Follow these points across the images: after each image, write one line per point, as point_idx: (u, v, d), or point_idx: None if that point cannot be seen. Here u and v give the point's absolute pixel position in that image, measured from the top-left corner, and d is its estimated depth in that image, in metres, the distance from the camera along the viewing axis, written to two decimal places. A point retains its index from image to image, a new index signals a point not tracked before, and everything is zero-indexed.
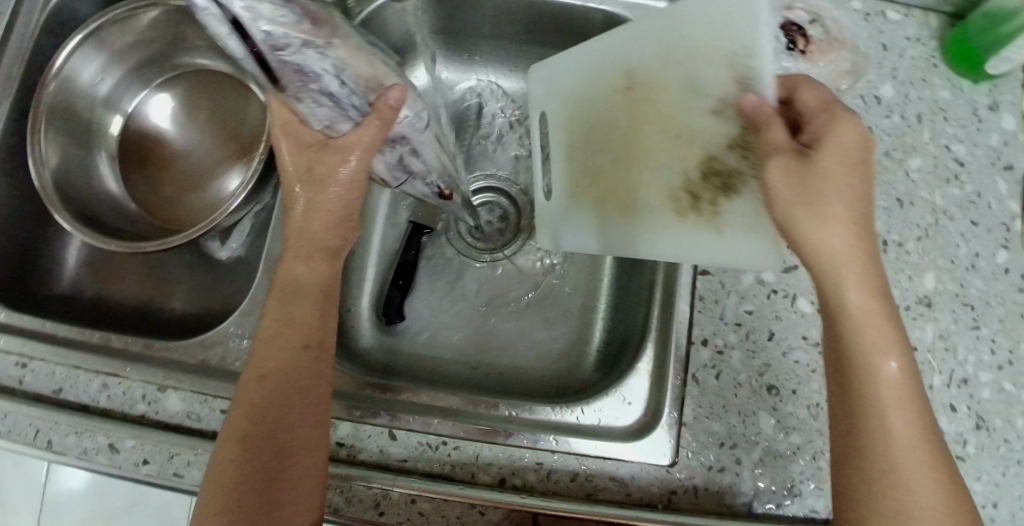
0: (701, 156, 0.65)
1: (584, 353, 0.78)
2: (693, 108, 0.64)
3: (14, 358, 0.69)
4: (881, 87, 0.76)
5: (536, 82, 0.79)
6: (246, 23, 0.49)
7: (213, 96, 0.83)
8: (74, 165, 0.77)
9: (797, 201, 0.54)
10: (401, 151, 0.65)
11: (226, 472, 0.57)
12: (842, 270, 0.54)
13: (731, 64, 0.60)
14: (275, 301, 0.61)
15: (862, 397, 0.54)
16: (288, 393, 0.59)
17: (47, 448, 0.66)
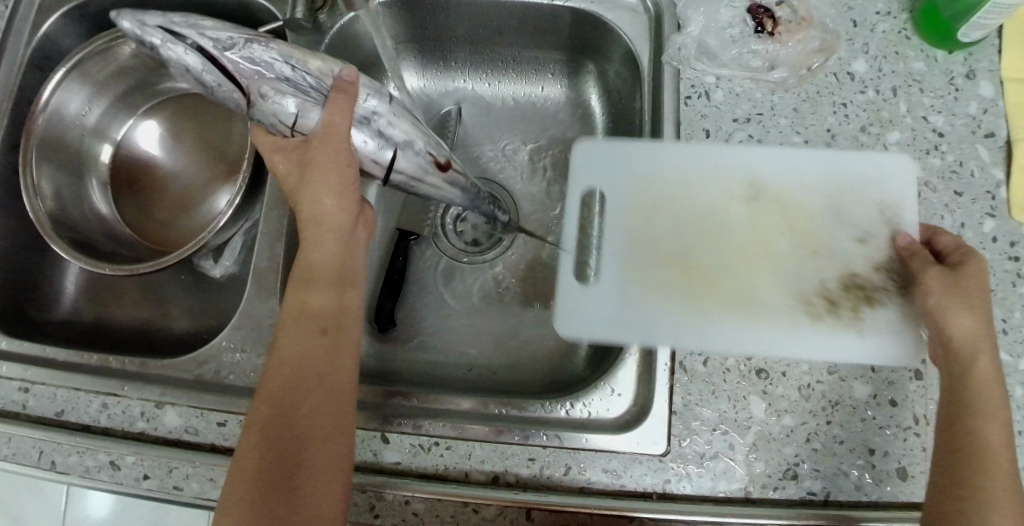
0: (842, 271, 0.69)
1: (575, 346, 0.77)
2: (836, 232, 0.70)
3: (17, 383, 0.72)
4: (853, 64, 0.75)
5: (595, 163, 0.76)
6: (196, 34, 0.64)
7: (197, 119, 0.85)
8: (66, 193, 0.79)
9: (949, 298, 0.61)
10: (377, 126, 0.68)
11: (248, 456, 0.59)
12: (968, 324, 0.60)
13: (882, 208, 0.70)
14: (292, 291, 0.65)
15: (973, 463, 0.57)
16: (306, 378, 0.61)
17: (51, 468, 0.68)
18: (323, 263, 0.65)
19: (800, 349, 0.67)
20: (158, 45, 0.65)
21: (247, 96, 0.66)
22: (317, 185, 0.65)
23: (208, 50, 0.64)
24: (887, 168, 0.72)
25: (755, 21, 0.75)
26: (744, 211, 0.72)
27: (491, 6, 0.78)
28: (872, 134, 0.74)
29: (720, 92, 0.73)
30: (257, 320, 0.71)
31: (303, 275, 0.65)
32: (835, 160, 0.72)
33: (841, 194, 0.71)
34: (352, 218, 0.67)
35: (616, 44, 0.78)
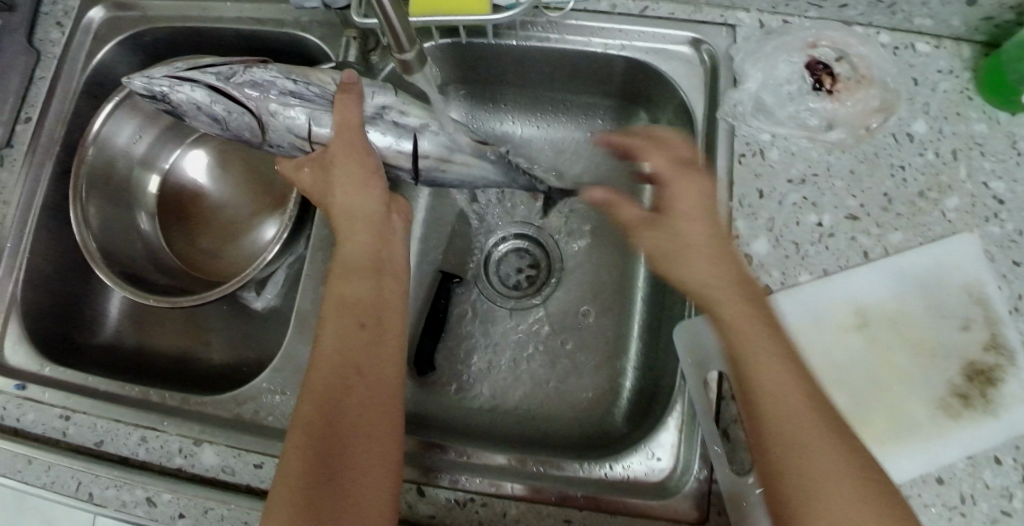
0: (961, 363, 0.68)
1: (613, 402, 0.78)
2: (943, 328, 0.68)
3: (58, 411, 0.72)
4: (913, 124, 0.73)
5: (693, 340, 0.69)
6: (196, 71, 0.69)
7: (244, 150, 0.86)
8: (113, 222, 0.80)
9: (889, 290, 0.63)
10: (392, 117, 0.71)
11: (293, 459, 0.56)
12: (737, 298, 0.60)
13: (971, 289, 0.69)
14: (331, 288, 0.63)
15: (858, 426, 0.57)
16: (347, 375, 0.60)
17: (88, 500, 0.69)
18: (364, 255, 0.64)
19: (964, 449, 0.66)
20: (166, 92, 0.69)
21: (258, 118, 0.70)
22: (347, 184, 0.66)
23: (214, 84, 0.69)
24: (965, 254, 0.70)
25: (813, 78, 0.73)
26: (860, 341, 0.68)
27: (542, 52, 0.79)
28: (930, 199, 0.72)
29: (775, 150, 0.72)
30: (299, 363, 0.72)
31: (342, 271, 0.64)
32: (921, 261, 0.70)
33: (939, 291, 0.69)
34: (386, 207, 0.67)
35: (668, 93, 0.78)
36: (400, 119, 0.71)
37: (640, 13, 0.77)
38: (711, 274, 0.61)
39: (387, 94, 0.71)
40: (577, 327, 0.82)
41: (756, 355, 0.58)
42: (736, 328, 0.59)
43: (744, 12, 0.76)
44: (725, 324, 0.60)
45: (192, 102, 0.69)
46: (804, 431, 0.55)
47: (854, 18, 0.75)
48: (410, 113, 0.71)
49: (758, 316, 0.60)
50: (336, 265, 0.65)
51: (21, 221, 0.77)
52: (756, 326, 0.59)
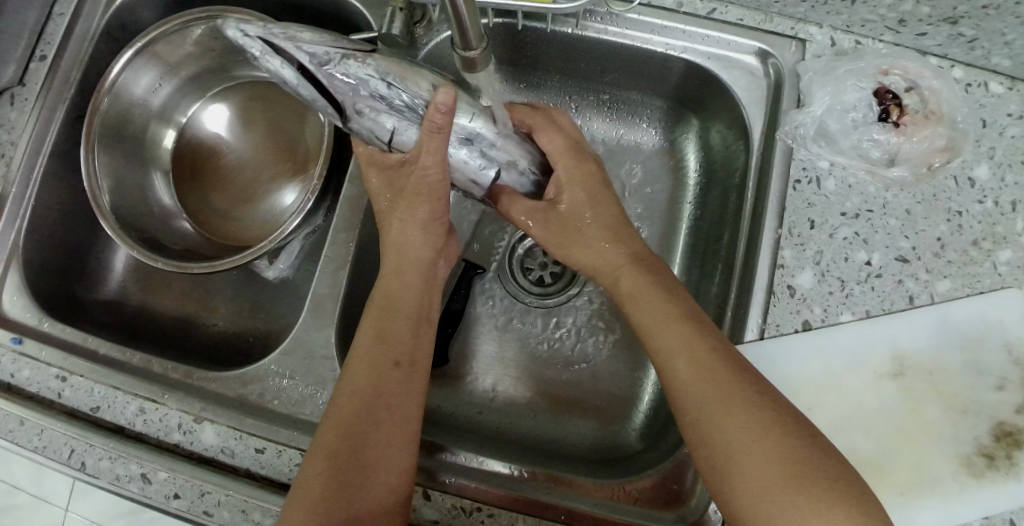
0: (990, 422, 0.64)
1: (628, 416, 0.76)
2: (976, 384, 0.65)
3: (54, 371, 0.69)
4: (976, 168, 0.69)
5: None
6: (288, 47, 0.56)
7: (268, 110, 0.83)
8: (127, 177, 0.79)
9: (637, 306, 0.62)
10: (481, 146, 0.64)
11: (312, 484, 0.56)
12: (691, 354, 0.57)
13: (1012, 350, 0.65)
14: (370, 320, 0.63)
15: (708, 447, 0.55)
16: (376, 410, 0.59)
17: (80, 469, 0.66)
18: (408, 298, 0.64)
19: (984, 510, 0.63)
20: (253, 56, 0.56)
21: (340, 111, 0.61)
22: (406, 213, 0.64)
23: (305, 67, 0.57)
24: (1007, 309, 0.66)
25: (881, 107, 0.69)
26: (895, 390, 0.66)
27: (594, 43, 0.76)
28: (982, 250, 0.68)
29: (832, 180, 0.69)
30: (310, 349, 0.69)
31: (384, 307, 0.63)
32: (962, 313, 0.67)
33: (976, 347, 0.66)
34: (436, 249, 0.66)
35: (725, 101, 0.75)
36: (484, 146, 0.64)
37: (707, 15, 0.73)
38: (669, 334, 0.59)
39: (487, 123, 0.63)
40: (597, 333, 0.80)
41: (706, 411, 0.55)
42: (684, 392, 0.57)
43: (816, 28, 0.72)
44: (673, 385, 0.58)
45: (276, 77, 0.57)
46: (768, 487, 0.52)
47: (930, 47, 0.70)
48: (499, 143, 0.65)
49: (714, 374, 0.56)
50: (379, 288, 0.65)
51: (29, 166, 0.74)
52: (707, 377, 0.56)
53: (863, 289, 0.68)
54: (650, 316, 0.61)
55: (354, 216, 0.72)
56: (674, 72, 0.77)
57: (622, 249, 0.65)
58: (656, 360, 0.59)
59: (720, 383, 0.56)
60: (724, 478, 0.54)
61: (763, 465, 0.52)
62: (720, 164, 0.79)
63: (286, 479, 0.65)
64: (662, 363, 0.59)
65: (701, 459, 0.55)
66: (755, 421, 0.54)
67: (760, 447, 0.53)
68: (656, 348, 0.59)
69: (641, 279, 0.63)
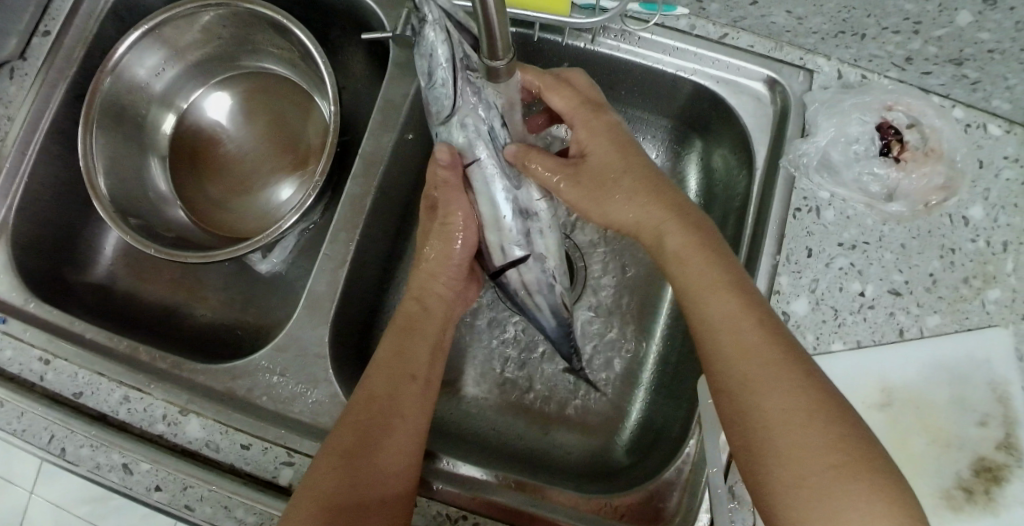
0: (971, 456, 0.66)
1: (617, 430, 0.77)
2: (958, 419, 0.67)
3: (38, 353, 0.68)
4: (971, 207, 0.70)
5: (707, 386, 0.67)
6: (457, 38, 0.63)
7: (271, 103, 0.83)
8: (124, 162, 0.77)
9: (682, 270, 0.61)
10: (530, 225, 0.69)
11: (325, 479, 0.57)
12: (734, 324, 0.57)
13: (996, 388, 0.67)
14: (391, 338, 0.66)
15: (745, 417, 0.55)
16: (390, 418, 0.61)
17: (59, 455, 0.65)
18: (431, 320, 0.68)
19: None
20: (428, 19, 0.63)
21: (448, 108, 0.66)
22: (438, 250, 0.69)
23: (453, 59, 0.64)
24: (993, 348, 0.68)
25: (882, 141, 0.71)
26: (880, 421, 0.67)
27: (605, 58, 0.76)
28: (973, 288, 0.69)
29: (831, 210, 0.70)
30: (302, 347, 0.68)
31: (407, 324, 0.67)
32: (950, 350, 0.68)
33: (961, 383, 0.67)
34: (456, 290, 0.71)
35: (730, 126, 0.76)
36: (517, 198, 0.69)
37: (719, 39, 0.74)
38: (712, 301, 0.59)
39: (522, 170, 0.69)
40: (590, 346, 0.79)
41: (744, 382, 0.55)
42: (725, 364, 0.57)
43: (824, 59, 0.73)
44: (714, 358, 0.58)
45: (429, 46, 0.64)
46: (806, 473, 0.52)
47: (934, 87, 0.72)
48: (546, 234, 0.70)
49: (755, 350, 0.56)
50: (402, 311, 0.69)
51: (25, 141, 0.73)
52: (749, 346, 0.56)
53: (855, 319, 0.69)
54: (691, 283, 0.60)
55: (353, 216, 0.70)
56: (683, 93, 0.77)
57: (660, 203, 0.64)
58: (697, 328, 0.59)
59: (762, 359, 0.55)
60: (761, 457, 0.54)
61: (805, 439, 0.52)
62: (722, 187, 0.80)
63: (271, 477, 0.64)
64: (703, 333, 0.59)
65: (736, 436, 0.56)
66: (796, 404, 0.53)
67: (803, 423, 0.53)
68: (698, 315, 0.59)
69: (683, 239, 0.62)
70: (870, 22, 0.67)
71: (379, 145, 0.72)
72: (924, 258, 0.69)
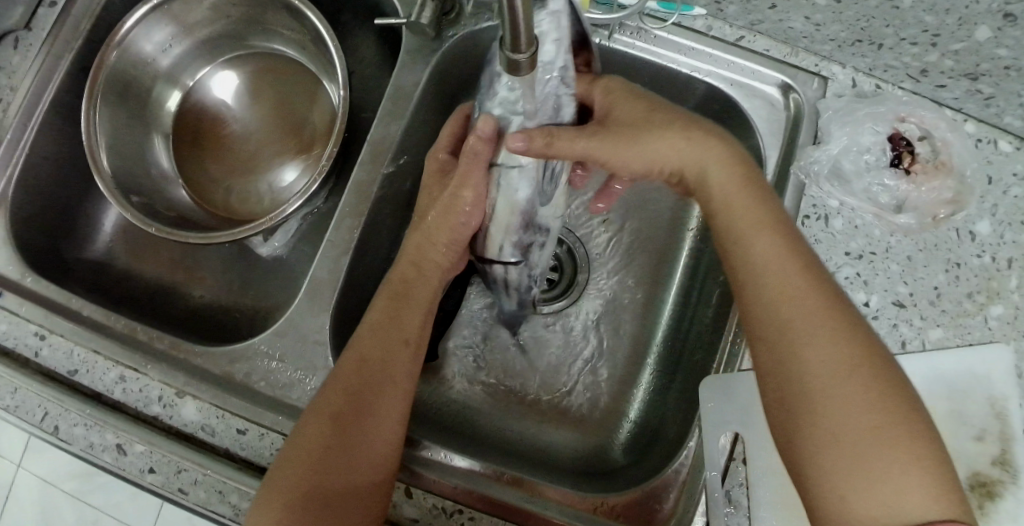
0: (966, 470, 0.66)
1: (615, 429, 0.76)
2: (956, 432, 0.67)
3: (33, 328, 0.67)
4: (978, 222, 0.70)
5: (708, 394, 0.66)
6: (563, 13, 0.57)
7: (278, 85, 0.82)
8: (128, 138, 0.76)
9: (728, 213, 0.59)
10: (535, 242, 0.69)
11: (314, 441, 0.60)
12: (783, 266, 0.55)
13: (995, 403, 0.67)
14: (382, 303, 0.68)
15: (787, 360, 0.52)
16: (379, 381, 0.63)
17: (53, 433, 0.64)
18: (424, 287, 0.69)
19: None
20: None
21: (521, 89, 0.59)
22: (441, 219, 0.67)
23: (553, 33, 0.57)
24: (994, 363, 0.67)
25: (893, 152, 0.70)
26: None
27: (619, 55, 0.75)
28: (976, 303, 0.69)
29: (840, 219, 0.70)
30: (302, 333, 0.67)
31: (400, 290, 0.68)
32: (950, 363, 0.68)
33: (960, 397, 0.67)
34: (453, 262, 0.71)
35: (742, 129, 0.76)
36: (535, 216, 0.66)
37: (735, 41, 0.73)
38: (759, 242, 0.57)
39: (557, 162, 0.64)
40: (590, 346, 0.79)
41: (789, 324, 0.53)
42: (767, 311, 0.55)
43: (839, 67, 0.73)
44: (756, 300, 0.55)
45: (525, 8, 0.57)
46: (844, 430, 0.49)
47: (947, 100, 0.71)
48: (544, 247, 0.70)
49: (802, 293, 0.54)
50: (396, 274, 0.69)
51: (27, 113, 0.72)
52: (795, 287, 0.54)
53: None
54: (736, 228, 0.59)
55: (359, 203, 0.69)
56: (696, 95, 0.77)
57: (703, 146, 0.61)
58: (740, 270, 0.57)
59: (807, 308, 0.53)
60: (800, 405, 0.51)
61: (852, 383, 0.50)
62: None
63: (267, 464, 0.63)
64: (746, 279, 0.57)
65: (772, 388, 0.53)
66: (839, 357, 0.51)
67: (849, 369, 0.51)
68: (741, 261, 0.57)
69: (730, 184, 0.60)
70: (888, 32, 0.66)
71: (388, 132, 0.70)
72: (928, 271, 0.69)
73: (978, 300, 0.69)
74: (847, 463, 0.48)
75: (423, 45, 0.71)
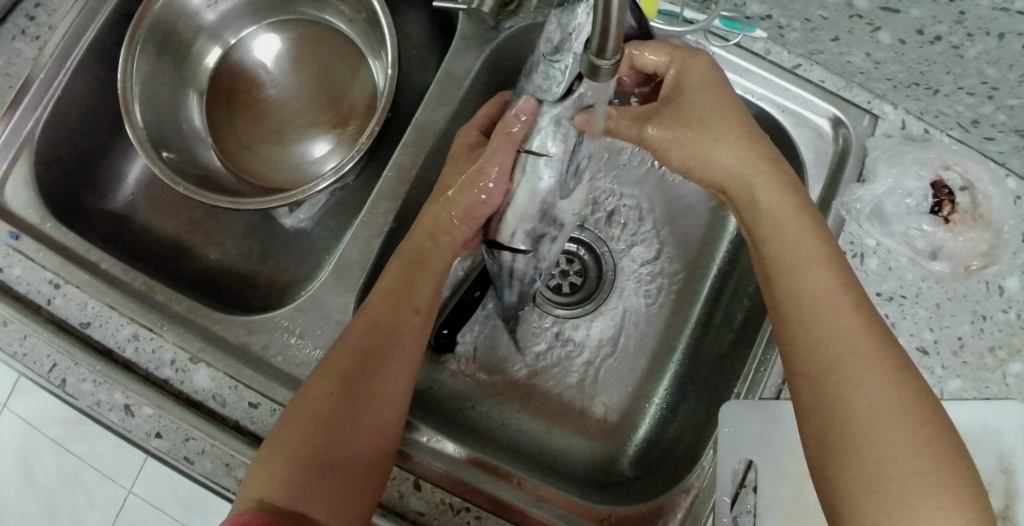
0: None
1: (624, 441, 0.76)
2: None
3: (48, 276, 0.65)
4: (1008, 278, 0.70)
5: (728, 418, 0.65)
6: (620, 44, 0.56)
7: (321, 56, 0.80)
8: (163, 91, 0.74)
9: (776, 238, 0.58)
10: (550, 234, 0.66)
11: (318, 399, 0.57)
12: (829, 297, 0.54)
13: (1004, 461, 0.66)
14: (395, 267, 0.64)
15: (822, 394, 0.51)
16: (389, 345, 0.61)
17: (59, 386, 0.62)
18: (439, 259, 0.65)
19: None
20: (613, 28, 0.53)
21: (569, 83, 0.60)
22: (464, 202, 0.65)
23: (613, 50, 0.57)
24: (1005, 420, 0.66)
25: (934, 200, 0.70)
26: None
27: None
28: (996, 358, 0.69)
29: (875, 259, 0.70)
30: (326, 311, 0.66)
31: (415, 256, 0.65)
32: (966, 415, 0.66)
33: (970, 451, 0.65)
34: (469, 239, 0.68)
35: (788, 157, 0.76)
36: (553, 209, 0.64)
37: (791, 68, 0.73)
38: (805, 272, 0.55)
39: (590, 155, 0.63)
40: (608, 355, 0.78)
41: (830, 356, 0.52)
42: (815, 342, 0.53)
43: (891, 107, 0.72)
44: (798, 328, 0.54)
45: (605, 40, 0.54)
46: (886, 472, 0.47)
47: (993, 153, 0.71)
48: (557, 244, 0.68)
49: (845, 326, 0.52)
50: (410, 240, 0.65)
51: (64, 54, 0.69)
52: (836, 316, 0.53)
53: None
54: (787, 249, 0.57)
55: (398, 186, 0.68)
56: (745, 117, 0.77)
57: (755, 161, 0.60)
58: (782, 297, 0.56)
59: (859, 344, 0.51)
60: (831, 436, 0.50)
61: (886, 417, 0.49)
62: None
63: None
64: (792, 309, 0.55)
65: (812, 422, 0.51)
66: (885, 400, 0.49)
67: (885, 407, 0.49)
68: (789, 287, 0.55)
69: (784, 208, 0.58)
70: (947, 80, 0.66)
71: (434, 117, 0.69)
72: (955, 319, 0.69)
73: (999, 356, 0.69)
74: (874, 486, 0.48)
75: (480, 34, 0.70)
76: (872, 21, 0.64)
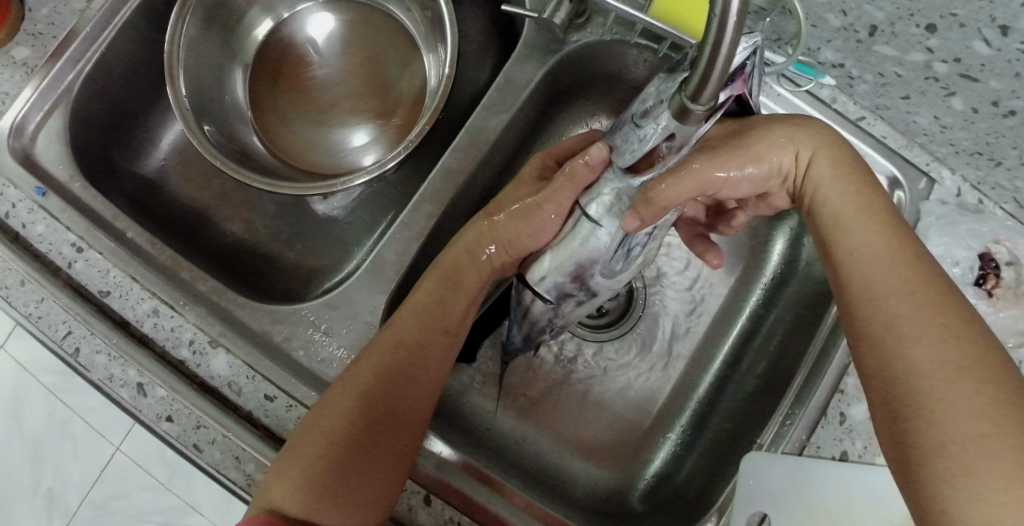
0: None
1: (636, 472, 0.74)
2: None
3: (71, 238, 0.63)
4: None
5: (750, 473, 0.63)
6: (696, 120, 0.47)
7: (375, 42, 0.77)
8: (209, 58, 0.72)
9: (832, 198, 0.55)
10: (576, 298, 0.63)
11: (341, 408, 0.56)
12: (884, 256, 0.51)
13: None
14: (428, 282, 0.63)
15: (887, 362, 0.48)
16: (415, 364, 0.59)
17: (72, 355, 0.61)
18: (474, 274, 0.65)
19: None
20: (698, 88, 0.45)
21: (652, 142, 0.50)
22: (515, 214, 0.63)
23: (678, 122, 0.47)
24: None
25: (980, 271, 0.69)
26: None
27: None
28: None
29: None
30: (354, 309, 0.64)
31: (448, 275, 0.64)
32: None
33: None
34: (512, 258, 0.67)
35: None
36: (588, 277, 0.61)
37: (856, 120, 0.72)
38: (860, 228, 0.53)
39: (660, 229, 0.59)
40: (628, 384, 0.77)
41: (894, 322, 0.48)
42: (874, 308, 0.50)
43: (948, 172, 0.71)
44: (856, 298, 0.51)
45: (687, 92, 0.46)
46: (950, 437, 0.43)
47: None
48: (581, 308, 0.65)
49: (904, 285, 0.49)
50: (448, 254, 0.64)
51: (113, 9, 0.67)
52: (894, 273, 0.50)
53: None
54: (843, 212, 0.54)
55: (442, 190, 0.66)
56: None
57: (806, 133, 0.56)
58: (840, 260, 0.53)
59: (917, 305, 0.48)
60: (898, 408, 0.46)
61: (957, 379, 0.45)
62: None
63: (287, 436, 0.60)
64: (852, 275, 0.52)
65: (876, 393, 0.48)
66: (956, 359, 0.45)
67: (956, 366, 0.45)
68: (843, 248, 0.53)
69: (833, 169, 0.56)
70: (1013, 154, 0.64)
71: (487, 124, 0.67)
72: None
73: None
74: (952, 454, 0.43)
75: (546, 45, 0.68)
76: (948, 86, 0.62)
